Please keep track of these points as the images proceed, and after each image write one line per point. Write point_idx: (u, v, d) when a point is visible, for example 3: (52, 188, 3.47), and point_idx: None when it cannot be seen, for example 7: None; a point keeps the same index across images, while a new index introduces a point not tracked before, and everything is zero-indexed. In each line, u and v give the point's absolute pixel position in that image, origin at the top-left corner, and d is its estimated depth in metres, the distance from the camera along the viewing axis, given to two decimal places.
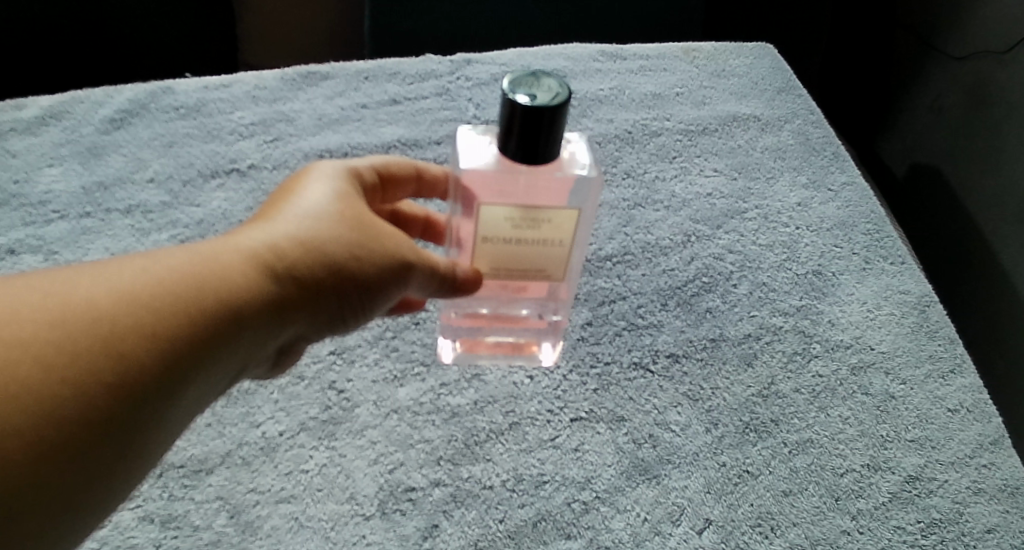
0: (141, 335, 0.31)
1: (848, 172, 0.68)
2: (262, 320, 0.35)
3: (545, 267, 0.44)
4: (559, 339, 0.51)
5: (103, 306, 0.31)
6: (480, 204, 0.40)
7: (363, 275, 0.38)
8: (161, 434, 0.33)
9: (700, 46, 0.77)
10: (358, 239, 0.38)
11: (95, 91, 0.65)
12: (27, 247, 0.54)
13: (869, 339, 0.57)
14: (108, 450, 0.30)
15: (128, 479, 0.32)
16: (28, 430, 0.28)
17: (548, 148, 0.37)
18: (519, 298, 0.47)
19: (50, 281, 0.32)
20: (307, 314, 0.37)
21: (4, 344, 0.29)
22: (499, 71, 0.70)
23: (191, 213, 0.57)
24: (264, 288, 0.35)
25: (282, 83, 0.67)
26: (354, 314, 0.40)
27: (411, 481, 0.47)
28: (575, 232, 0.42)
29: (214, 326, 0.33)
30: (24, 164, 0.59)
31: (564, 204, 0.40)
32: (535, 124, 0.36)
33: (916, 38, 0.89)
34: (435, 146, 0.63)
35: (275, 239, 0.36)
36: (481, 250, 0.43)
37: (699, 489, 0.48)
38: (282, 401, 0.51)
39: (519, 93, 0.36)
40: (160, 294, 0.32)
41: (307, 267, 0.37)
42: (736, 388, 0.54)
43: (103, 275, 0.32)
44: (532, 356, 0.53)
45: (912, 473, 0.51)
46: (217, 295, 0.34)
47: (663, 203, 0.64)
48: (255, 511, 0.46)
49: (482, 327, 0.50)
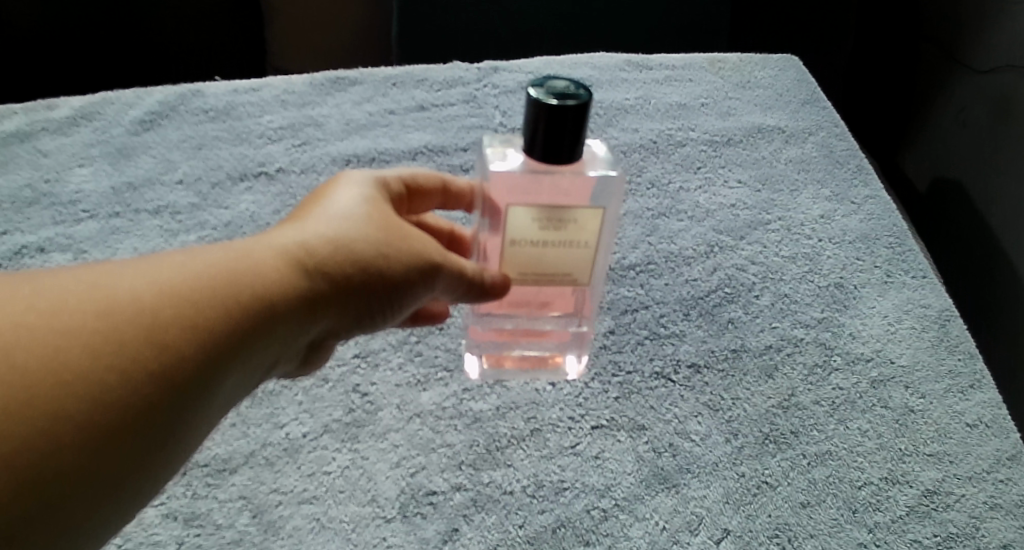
0: (184, 326, 0.32)
1: (871, 185, 0.69)
2: (296, 316, 0.36)
3: (570, 271, 0.43)
4: (585, 352, 0.50)
5: (147, 298, 0.32)
6: (508, 206, 0.40)
7: (394, 275, 0.39)
8: (197, 425, 0.33)
9: (726, 58, 0.78)
10: (388, 240, 0.39)
11: (126, 93, 0.66)
12: (57, 245, 0.55)
13: (890, 352, 0.57)
14: (150, 439, 0.31)
15: (165, 469, 0.33)
16: (79, 416, 0.28)
17: (571, 149, 0.38)
18: (546, 309, 0.46)
19: (94, 274, 0.32)
20: (338, 311, 0.38)
21: (54, 333, 0.29)
22: (526, 79, 0.71)
23: (219, 215, 0.58)
24: (300, 284, 0.36)
25: (311, 88, 0.68)
26: (382, 314, 0.40)
27: (433, 485, 0.48)
28: (600, 232, 0.41)
29: (252, 320, 0.34)
30: (54, 163, 0.60)
31: (587, 204, 0.40)
32: (560, 124, 0.37)
33: (940, 50, 0.89)
34: (461, 153, 0.64)
35: (309, 237, 0.37)
36: (509, 255, 0.42)
37: (718, 499, 0.49)
38: (307, 403, 0.51)
39: (545, 94, 0.37)
40: (200, 289, 0.33)
41: (341, 265, 0.37)
42: (756, 398, 0.54)
43: (144, 269, 0.33)
44: (559, 372, 0.51)
45: (929, 487, 0.51)
46: (255, 290, 0.34)
47: (687, 214, 0.64)
48: (277, 511, 0.46)
49: (510, 340, 0.48)
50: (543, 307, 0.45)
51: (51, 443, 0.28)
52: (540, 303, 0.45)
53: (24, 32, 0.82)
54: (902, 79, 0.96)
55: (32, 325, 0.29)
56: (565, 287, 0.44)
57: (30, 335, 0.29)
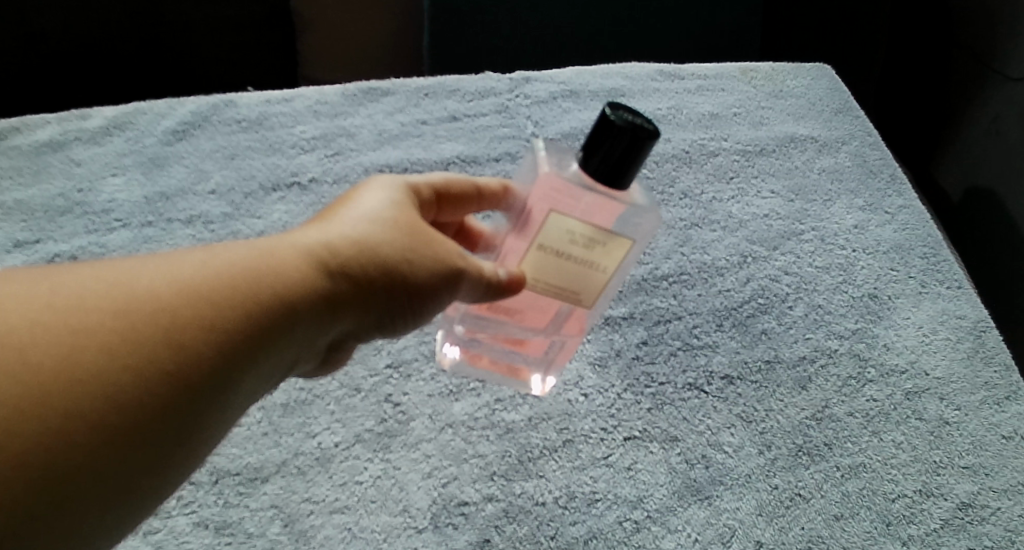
0: (201, 325, 0.32)
1: (906, 196, 0.68)
2: (314, 316, 0.36)
3: (582, 291, 0.42)
4: (554, 370, 0.51)
5: (165, 297, 0.32)
6: (548, 211, 0.39)
7: (413, 278, 0.39)
8: (214, 426, 0.33)
9: (758, 67, 0.77)
10: (411, 243, 0.39)
11: (158, 102, 0.66)
12: (90, 254, 0.56)
13: (924, 364, 0.57)
14: (164, 438, 0.31)
15: (182, 468, 0.33)
16: (93, 415, 0.28)
17: (631, 174, 0.38)
18: (527, 323, 0.46)
19: (116, 271, 0.32)
20: (357, 313, 0.38)
21: (70, 331, 0.29)
22: (558, 90, 0.71)
23: (252, 225, 0.59)
24: (320, 285, 0.36)
25: (343, 98, 0.68)
26: (403, 318, 0.40)
27: (464, 496, 0.48)
28: (622, 261, 0.41)
29: (269, 320, 0.34)
30: (88, 173, 0.60)
31: (619, 232, 0.39)
32: (632, 152, 0.37)
33: (974, 59, 0.88)
34: (494, 163, 0.65)
35: (331, 239, 0.37)
36: (531, 258, 0.41)
37: (751, 511, 0.49)
38: (338, 412, 0.51)
39: (620, 118, 0.36)
40: (220, 288, 0.33)
41: (361, 267, 0.37)
42: (790, 410, 0.53)
43: (165, 266, 0.33)
44: (524, 382, 0.52)
45: (964, 500, 0.51)
46: (274, 290, 0.34)
47: (720, 224, 0.64)
48: (309, 520, 0.46)
49: (488, 343, 0.48)
50: (526, 319, 0.45)
51: (62, 442, 0.28)
52: (522, 313, 0.45)
53: (58, 43, 0.84)
54: (934, 87, 0.94)
55: (48, 324, 0.29)
56: (569, 304, 0.44)
57: (45, 334, 0.29)
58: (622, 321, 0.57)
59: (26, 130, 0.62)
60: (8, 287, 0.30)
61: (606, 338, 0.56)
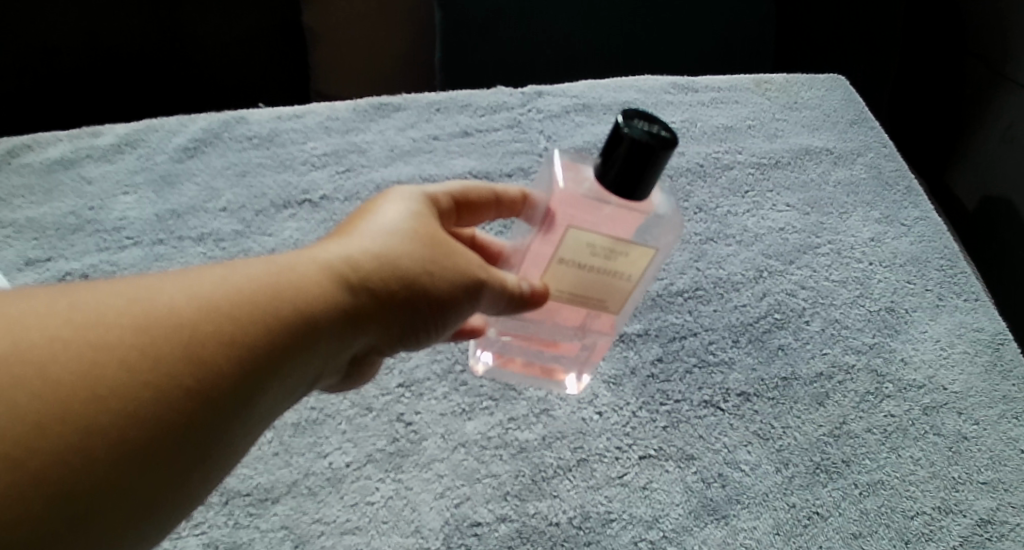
0: (222, 341, 0.31)
1: (922, 207, 0.67)
2: (335, 331, 0.35)
3: (608, 298, 0.42)
4: (588, 370, 0.51)
5: (185, 312, 0.31)
6: (567, 225, 0.39)
7: (435, 291, 0.38)
8: (235, 441, 0.33)
9: (772, 79, 0.76)
10: (431, 255, 0.38)
11: (169, 120, 0.66)
12: (101, 273, 0.56)
13: (942, 379, 0.56)
14: (185, 453, 0.30)
15: (204, 484, 0.32)
16: (113, 431, 0.28)
17: (649, 184, 0.36)
18: (558, 323, 0.45)
19: (137, 286, 0.32)
20: (378, 327, 0.37)
21: (90, 346, 0.29)
22: (571, 103, 0.71)
23: (263, 242, 0.59)
24: (341, 299, 0.35)
25: (355, 114, 0.68)
26: (425, 331, 0.39)
27: (477, 516, 0.47)
28: (646, 269, 0.41)
29: (289, 335, 0.33)
30: (98, 191, 0.60)
31: (640, 242, 0.39)
32: (647, 162, 0.35)
33: (985, 67, 0.88)
34: (506, 178, 0.65)
35: (353, 252, 0.36)
36: (553, 270, 0.41)
37: (768, 530, 0.48)
38: (350, 432, 0.50)
39: (635, 130, 0.35)
40: (240, 304, 0.32)
41: (383, 281, 0.36)
42: (806, 427, 0.52)
43: (186, 282, 0.32)
44: (558, 382, 0.52)
45: (983, 516, 0.50)
46: (294, 305, 0.34)
47: (735, 238, 0.63)
48: (320, 542, 0.46)
49: (521, 346, 0.48)
50: (558, 323, 0.45)
51: (81, 457, 0.27)
52: (555, 317, 0.45)
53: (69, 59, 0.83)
54: (946, 95, 0.94)
55: (68, 339, 0.29)
56: (594, 311, 0.44)
57: (64, 349, 0.28)
58: (637, 338, 0.56)
59: (37, 148, 0.62)
60: (26, 302, 0.30)
61: (621, 355, 0.55)
